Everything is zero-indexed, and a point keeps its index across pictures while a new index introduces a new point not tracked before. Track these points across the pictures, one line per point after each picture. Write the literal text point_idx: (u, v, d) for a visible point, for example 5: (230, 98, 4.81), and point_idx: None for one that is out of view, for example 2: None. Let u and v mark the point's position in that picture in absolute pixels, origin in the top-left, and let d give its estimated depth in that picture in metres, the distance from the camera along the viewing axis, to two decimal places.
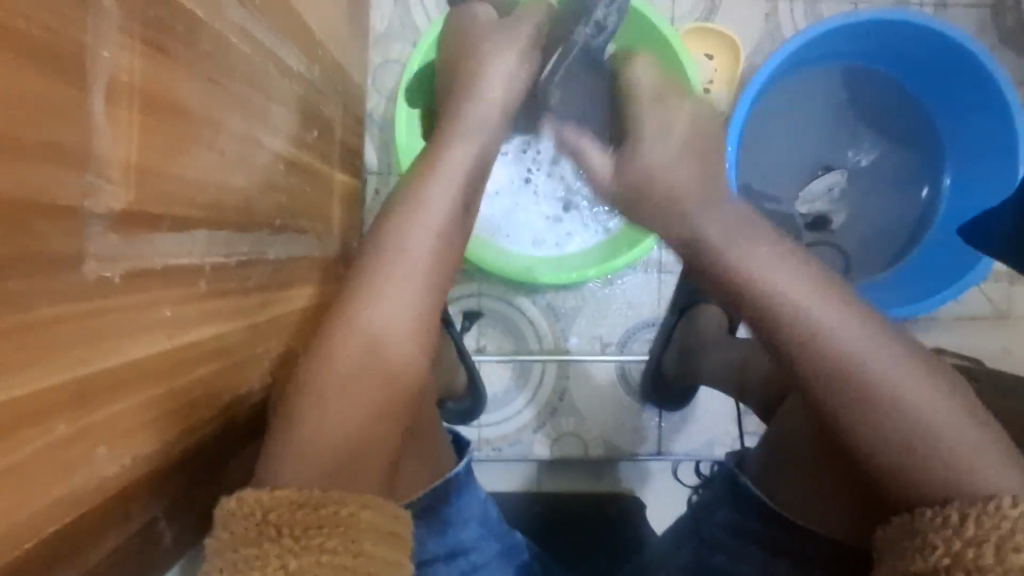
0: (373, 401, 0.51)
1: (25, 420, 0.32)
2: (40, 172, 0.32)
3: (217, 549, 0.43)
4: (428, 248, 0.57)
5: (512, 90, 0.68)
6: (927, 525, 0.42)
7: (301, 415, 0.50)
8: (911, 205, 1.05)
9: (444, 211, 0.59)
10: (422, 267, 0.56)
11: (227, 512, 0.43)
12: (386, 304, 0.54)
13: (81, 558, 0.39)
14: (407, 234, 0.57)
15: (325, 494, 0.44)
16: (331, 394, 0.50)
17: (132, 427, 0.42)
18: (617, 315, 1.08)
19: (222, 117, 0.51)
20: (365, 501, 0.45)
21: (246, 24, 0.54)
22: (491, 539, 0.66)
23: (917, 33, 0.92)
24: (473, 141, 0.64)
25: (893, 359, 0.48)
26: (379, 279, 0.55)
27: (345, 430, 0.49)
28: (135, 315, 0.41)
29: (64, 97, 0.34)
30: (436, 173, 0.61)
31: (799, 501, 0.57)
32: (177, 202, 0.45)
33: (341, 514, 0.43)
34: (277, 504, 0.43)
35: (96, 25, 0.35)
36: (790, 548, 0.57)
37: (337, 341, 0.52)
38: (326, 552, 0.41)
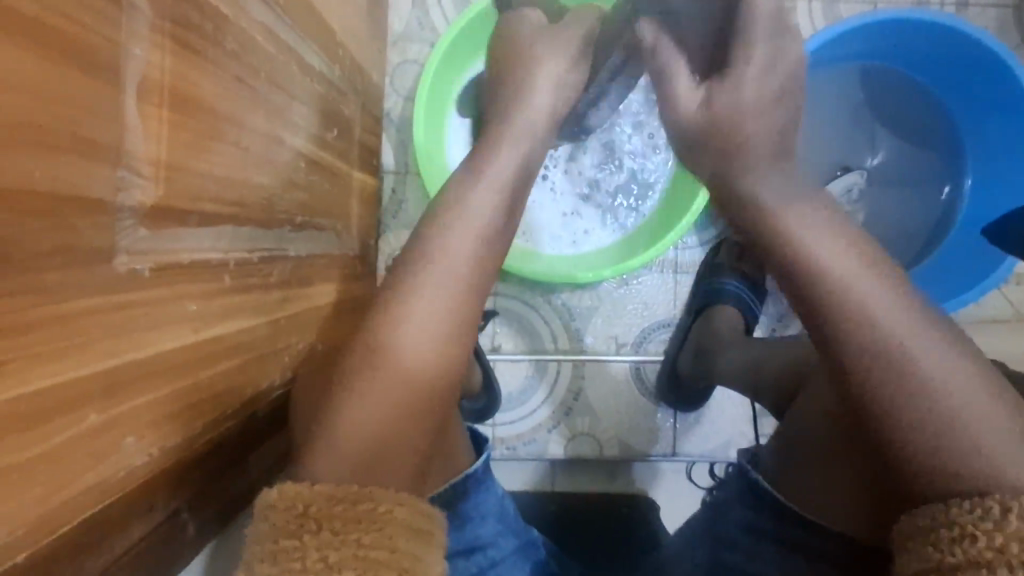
0: (407, 400, 0.51)
1: (59, 408, 0.33)
2: (76, 166, 0.33)
3: (258, 539, 0.44)
4: (461, 245, 0.57)
5: (552, 100, 0.67)
6: (964, 517, 0.41)
7: (335, 410, 0.50)
8: (932, 204, 1.04)
9: (480, 210, 0.58)
10: (457, 265, 0.55)
11: (268, 505, 0.45)
12: (422, 301, 0.53)
13: (109, 545, 0.40)
14: (441, 234, 0.57)
15: (361, 489, 0.45)
16: (366, 390, 0.50)
17: (159, 419, 0.43)
18: (633, 315, 1.08)
19: (247, 115, 0.51)
20: (402, 499, 0.46)
21: (271, 24, 0.55)
22: (509, 534, 0.66)
23: (937, 32, 0.90)
24: (509, 145, 0.63)
25: (948, 356, 0.45)
26: (413, 278, 0.54)
27: (379, 427, 0.50)
28: (163, 308, 0.42)
29: (98, 93, 0.34)
30: (473, 175, 0.60)
31: (821, 502, 0.57)
32: (203, 198, 0.46)
33: (377, 510, 0.44)
34: (316, 498, 0.44)
35: (130, 24, 0.36)
36: (809, 546, 0.57)
37: (371, 338, 0.52)
38: (363, 547, 0.42)
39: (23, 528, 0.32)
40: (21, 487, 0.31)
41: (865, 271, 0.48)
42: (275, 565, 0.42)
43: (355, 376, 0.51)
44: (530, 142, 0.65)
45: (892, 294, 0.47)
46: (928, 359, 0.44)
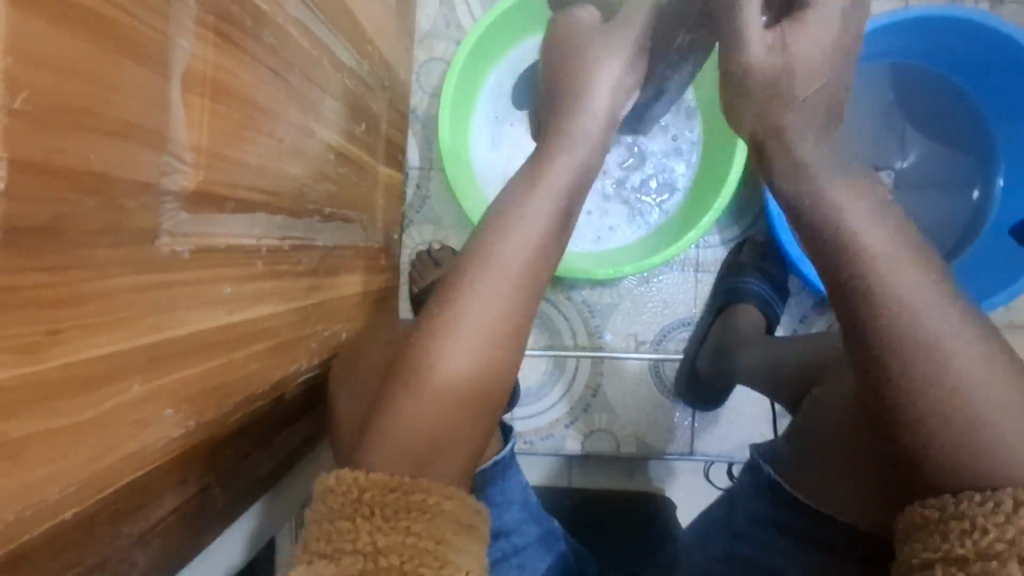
0: (462, 404, 0.52)
1: (106, 378, 0.35)
2: (125, 150, 0.35)
3: (314, 519, 0.45)
4: (524, 257, 0.57)
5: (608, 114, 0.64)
6: (974, 510, 0.41)
7: (393, 408, 0.51)
8: (962, 207, 1.03)
9: (537, 218, 0.58)
10: (508, 275, 0.56)
11: (326, 489, 0.46)
12: (482, 311, 0.54)
13: (144, 513, 0.42)
14: (492, 240, 0.57)
15: (414, 481, 0.46)
16: (428, 395, 0.51)
17: (195, 395, 0.45)
18: (653, 313, 1.08)
19: (282, 107, 0.53)
20: (450, 492, 0.46)
21: (305, 20, 0.57)
22: (531, 523, 0.67)
23: (970, 29, 0.89)
24: (563, 162, 0.61)
25: (985, 360, 0.44)
26: (475, 287, 0.55)
27: (433, 426, 0.51)
28: (201, 288, 0.44)
29: (146, 81, 0.36)
30: (526, 184, 0.60)
31: (828, 492, 0.58)
32: (240, 186, 0.48)
33: (427, 501, 0.45)
34: (371, 486, 0.46)
35: (177, 16, 0.38)
36: (833, 543, 0.58)
37: (434, 343, 0.53)
38: (412, 534, 0.42)
39: (71, 488, 0.34)
40: (70, 450, 0.33)
41: (920, 283, 0.46)
42: (327, 545, 0.43)
43: (416, 379, 0.52)
44: (585, 151, 0.62)
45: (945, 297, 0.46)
46: (963, 363, 0.44)
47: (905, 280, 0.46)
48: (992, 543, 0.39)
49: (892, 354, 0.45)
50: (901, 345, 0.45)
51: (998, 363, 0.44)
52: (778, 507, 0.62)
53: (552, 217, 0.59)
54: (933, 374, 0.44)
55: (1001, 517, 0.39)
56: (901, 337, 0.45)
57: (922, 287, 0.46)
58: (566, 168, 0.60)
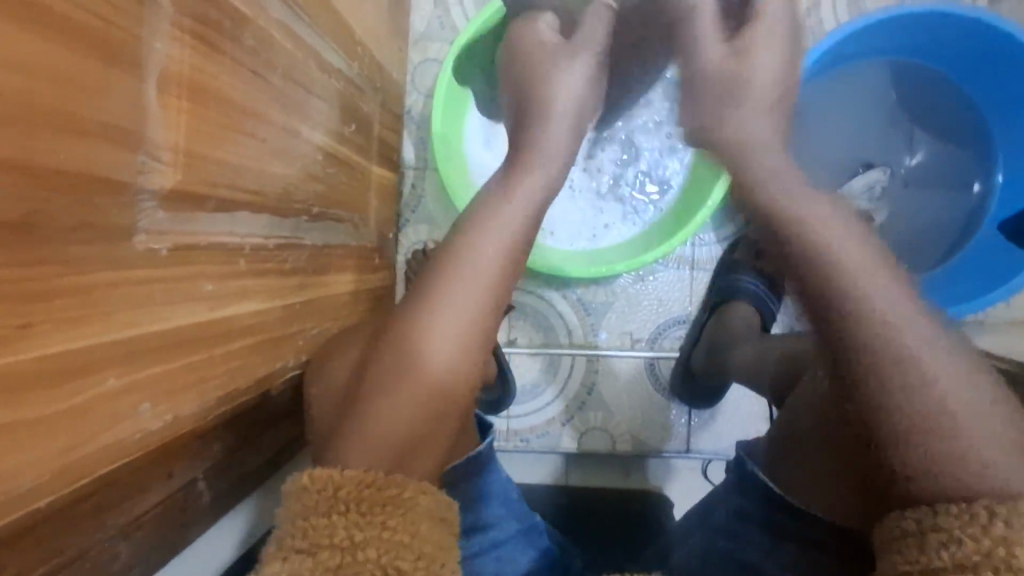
0: (432, 399, 0.53)
1: (81, 371, 0.36)
2: (99, 150, 0.36)
3: (289, 518, 0.45)
4: (498, 254, 0.58)
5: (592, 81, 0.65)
6: (951, 522, 0.41)
7: (362, 406, 0.52)
8: (961, 201, 1.02)
9: (506, 217, 0.59)
10: (480, 272, 0.57)
11: (299, 487, 0.46)
12: (454, 307, 0.55)
13: (129, 506, 0.43)
14: (470, 242, 0.58)
15: (389, 477, 0.47)
16: (396, 393, 0.52)
17: (174, 388, 0.45)
18: (647, 312, 1.08)
19: (265, 109, 0.55)
20: (424, 487, 0.48)
21: (289, 22, 0.58)
22: (512, 517, 0.68)
23: (964, 24, 0.88)
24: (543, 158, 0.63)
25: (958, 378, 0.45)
26: (447, 281, 0.56)
27: (406, 422, 0.51)
28: (179, 285, 0.45)
29: (120, 83, 0.37)
30: (504, 192, 0.61)
31: (812, 490, 0.59)
32: (221, 185, 0.49)
33: (402, 496, 0.46)
34: (347, 482, 0.46)
35: (152, 20, 0.39)
36: (804, 532, 0.59)
37: (403, 338, 0.54)
38: (387, 529, 0.44)
39: (43, 478, 0.35)
40: (44, 439, 0.34)
41: (888, 294, 0.49)
42: (304, 540, 0.43)
43: (384, 378, 0.53)
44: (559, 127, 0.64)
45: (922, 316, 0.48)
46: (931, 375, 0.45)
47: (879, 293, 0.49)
48: (968, 555, 0.40)
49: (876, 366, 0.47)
50: (875, 360, 0.47)
51: (970, 372, 0.46)
52: (755, 505, 0.62)
53: (524, 216, 0.61)
54: (902, 387, 0.46)
55: (976, 528, 0.40)
56: (879, 351, 0.47)
57: (893, 296, 0.48)
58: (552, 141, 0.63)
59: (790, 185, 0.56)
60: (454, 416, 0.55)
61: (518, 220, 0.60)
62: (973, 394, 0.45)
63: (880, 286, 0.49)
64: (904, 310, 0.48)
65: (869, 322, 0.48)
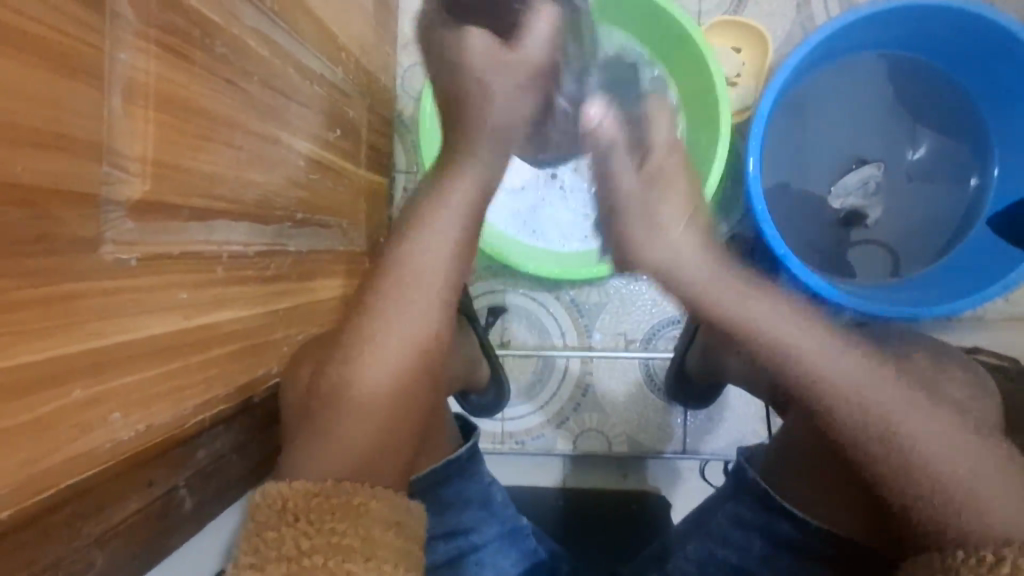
0: (383, 414, 0.54)
1: (45, 381, 0.36)
2: (60, 161, 0.36)
3: (240, 532, 0.46)
4: (447, 263, 0.59)
5: (551, 45, 0.59)
6: (959, 564, 0.44)
7: (327, 419, 0.53)
8: (958, 196, 1.00)
9: (450, 235, 0.59)
10: (427, 285, 0.58)
11: (250, 502, 0.47)
12: (399, 313, 0.56)
13: (104, 515, 0.43)
14: (416, 263, 0.58)
15: (338, 485, 0.48)
16: (349, 412, 0.53)
17: (146, 397, 0.46)
18: (642, 312, 1.08)
19: (241, 116, 0.55)
20: (378, 493, 0.48)
21: (264, 28, 0.57)
22: (493, 520, 0.68)
23: (955, 15, 0.87)
24: (488, 143, 0.61)
25: (933, 420, 0.51)
26: (391, 293, 0.57)
27: (357, 440, 0.52)
28: (152, 294, 0.45)
29: (80, 93, 0.38)
30: (438, 197, 0.61)
31: (809, 500, 0.60)
32: (194, 193, 0.49)
33: (352, 502, 0.47)
34: (295, 493, 0.46)
35: (113, 32, 0.40)
36: (799, 544, 0.60)
37: (359, 353, 0.55)
38: (337, 534, 0.45)
39: (8, 488, 0.35)
40: (5, 452, 0.34)
41: (842, 359, 0.52)
42: (254, 554, 0.44)
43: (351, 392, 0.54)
44: (511, 108, 0.61)
45: (877, 375, 0.52)
46: (911, 427, 0.50)
47: (826, 363, 0.52)
48: None
49: (861, 428, 0.51)
50: (840, 413, 0.52)
51: (946, 423, 0.51)
52: (751, 509, 0.63)
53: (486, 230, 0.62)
54: (885, 443, 0.50)
55: (982, 569, 0.43)
56: (843, 410, 0.52)
57: (847, 364, 0.52)
58: (499, 118, 0.61)
59: (709, 273, 0.57)
60: (410, 432, 0.56)
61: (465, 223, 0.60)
62: (952, 441, 0.50)
63: (831, 356, 0.53)
64: (868, 377, 0.52)
65: (834, 396, 0.52)
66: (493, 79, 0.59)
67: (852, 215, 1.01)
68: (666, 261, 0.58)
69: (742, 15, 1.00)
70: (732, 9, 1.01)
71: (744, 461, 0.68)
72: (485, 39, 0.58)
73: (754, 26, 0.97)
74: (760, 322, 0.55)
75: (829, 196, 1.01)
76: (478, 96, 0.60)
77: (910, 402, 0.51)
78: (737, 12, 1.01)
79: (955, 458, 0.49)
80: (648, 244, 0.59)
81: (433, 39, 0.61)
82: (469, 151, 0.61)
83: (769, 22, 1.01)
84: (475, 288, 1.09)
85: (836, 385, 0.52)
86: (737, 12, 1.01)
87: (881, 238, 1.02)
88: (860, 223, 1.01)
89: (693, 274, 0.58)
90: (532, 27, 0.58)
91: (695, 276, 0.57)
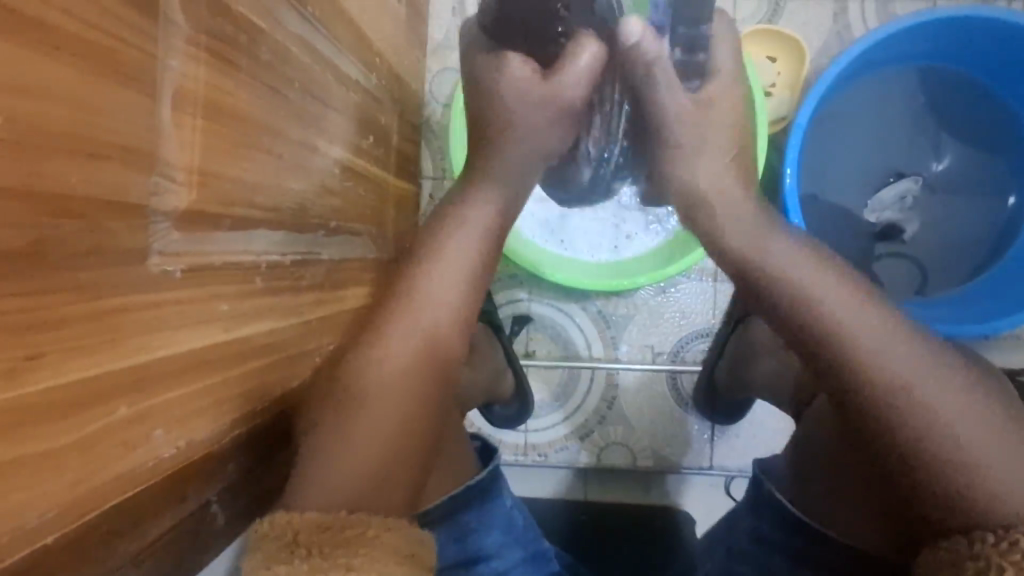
0: (400, 415, 0.55)
1: (93, 399, 0.35)
2: (113, 173, 0.35)
3: (251, 568, 0.44)
4: (457, 290, 0.63)
5: (591, 79, 0.66)
6: (988, 550, 0.43)
7: (344, 424, 0.54)
8: (996, 214, 0.97)
9: (467, 252, 0.65)
10: (438, 306, 0.62)
11: (258, 535, 0.45)
12: (423, 314, 0.61)
13: (139, 531, 0.42)
14: (422, 273, 0.63)
15: (349, 517, 0.47)
16: (367, 415, 0.54)
17: (186, 413, 0.44)
18: (670, 324, 1.06)
19: (283, 124, 0.54)
20: (389, 524, 0.48)
21: (306, 35, 0.57)
22: (515, 546, 0.66)
23: (1000, 28, 0.85)
24: (509, 170, 0.69)
25: (950, 387, 0.51)
26: (408, 300, 0.61)
27: (374, 449, 0.53)
28: (194, 307, 0.44)
29: (133, 101, 0.37)
30: (452, 221, 0.67)
31: (828, 510, 0.61)
32: (236, 203, 0.48)
33: (365, 535, 0.46)
34: (305, 526, 0.46)
35: (166, 37, 0.39)
36: (814, 554, 0.60)
37: (371, 354, 0.58)
38: (350, 570, 0.43)
39: (52, 512, 0.34)
40: (54, 472, 0.33)
41: (846, 300, 0.56)
42: None
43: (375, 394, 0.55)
44: (535, 135, 0.69)
45: (886, 326, 0.54)
46: (941, 401, 0.50)
47: (822, 287, 0.57)
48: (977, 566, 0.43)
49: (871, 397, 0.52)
50: (869, 373, 0.52)
51: (964, 393, 0.51)
52: (771, 525, 0.64)
53: (479, 250, 0.66)
54: (899, 399, 0.51)
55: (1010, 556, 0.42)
56: (868, 364, 0.52)
57: (866, 317, 0.55)
58: (518, 146, 0.69)
59: (755, 237, 0.63)
60: (426, 436, 0.57)
61: (476, 250, 0.66)
62: (979, 420, 0.49)
63: (849, 309, 0.55)
64: (879, 330, 0.54)
65: (866, 361, 0.52)
66: (522, 107, 0.67)
67: (887, 229, 0.98)
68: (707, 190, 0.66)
69: (778, 25, 0.98)
70: (768, 18, 0.99)
71: (759, 472, 0.69)
72: (525, 66, 0.66)
73: (790, 35, 0.95)
74: (792, 276, 0.59)
75: (865, 209, 0.99)
76: (503, 124, 0.68)
77: (922, 364, 0.52)
78: (773, 20, 0.99)
79: (971, 423, 0.49)
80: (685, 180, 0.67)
81: (469, 62, 0.69)
82: (484, 176, 0.69)
83: (806, 31, 0.99)
84: (500, 298, 1.08)
85: (858, 344, 0.53)
86: (772, 20, 0.99)
87: (914, 254, 0.99)
88: (896, 237, 0.99)
89: (762, 252, 0.62)
90: (571, 65, 0.64)
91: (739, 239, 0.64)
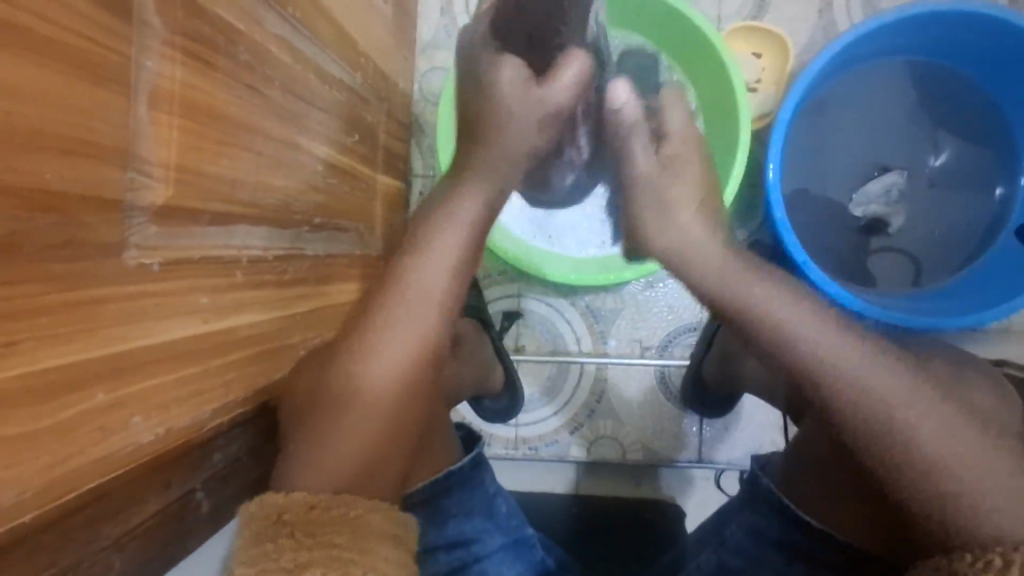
0: (383, 412, 0.55)
1: (72, 385, 0.37)
2: (88, 168, 0.37)
3: (240, 547, 0.45)
4: (444, 277, 0.60)
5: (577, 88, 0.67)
6: (965, 568, 0.44)
7: (326, 422, 0.55)
8: (983, 206, 0.98)
9: (453, 244, 0.62)
10: (428, 301, 0.59)
11: (248, 514, 0.47)
12: (412, 317, 0.58)
13: (122, 517, 0.43)
14: (411, 265, 0.60)
15: (335, 498, 0.48)
16: (346, 416, 0.54)
17: (164, 401, 0.46)
18: (659, 319, 1.07)
19: (262, 122, 0.55)
20: (374, 506, 0.48)
21: (286, 35, 0.58)
22: (496, 531, 0.67)
23: (982, 24, 0.85)
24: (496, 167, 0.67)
25: (932, 408, 0.50)
26: (396, 298, 0.59)
27: (356, 455, 0.53)
28: (172, 299, 0.45)
29: (108, 99, 0.38)
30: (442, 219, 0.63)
31: (808, 499, 0.63)
32: (214, 198, 0.49)
33: (350, 515, 0.47)
34: (293, 506, 0.46)
35: (141, 38, 0.40)
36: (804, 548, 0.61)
37: (360, 353, 0.57)
38: (336, 547, 0.44)
39: (28, 493, 0.35)
40: (31, 454, 0.35)
41: (811, 326, 0.53)
42: (253, 567, 0.43)
43: (356, 390, 0.55)
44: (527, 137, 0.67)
45: (842, 337, 0.53)
46: (923, 421, 0.49)
47: (781, 305, 0.55)
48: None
49: (861, 417, 0.50)
50: (841, 394, 0.51)
51: (942, 405, 0.50)
52: (766, 520, 0.64)
53: (471, 237, 0.63)
54: (885, 422, 0.50)
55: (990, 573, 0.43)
56: (844, 386, 0.51)
57: (829, 328, 0.53)
58: (516, 139, 0.67)
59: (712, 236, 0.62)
60: (409, 436, 0.57)
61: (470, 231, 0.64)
62: (962, 432, 0.49)
63: (803, 320, 0.54)
64: (850, 357, 0.52)
65: (837, 376, 0.51)
66: (514, 104, 0.66)
67: (873, 223, 0.99)
68: (680, 232, 0.63)
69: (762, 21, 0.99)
70: (752, 15, 1.00)
71: (755, 468, 0.70)
72: (516, 70, 0.65)
73: (774, 31, 0.96)
74: (760, 302, 0.56)
75: (851, 203, 0.99)
76: (496, 116, 0.66)
77: (892, 374, 0.51)
78: (758, 17, 1.00)
79: (947, 435, 0.49)
80: (658, 228, 0.64)
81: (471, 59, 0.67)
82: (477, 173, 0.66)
83: (790, 27, 1.00)
84: (491, 294, 1.09)
85: (837, 363, 0.52)
86: (757, 17, 1.00)
87: (902, 247, 1.00)
88: (883, 230, 0.99)
89: (707, 259, 0.60)
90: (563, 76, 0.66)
91: (682, 237, 0.63)
